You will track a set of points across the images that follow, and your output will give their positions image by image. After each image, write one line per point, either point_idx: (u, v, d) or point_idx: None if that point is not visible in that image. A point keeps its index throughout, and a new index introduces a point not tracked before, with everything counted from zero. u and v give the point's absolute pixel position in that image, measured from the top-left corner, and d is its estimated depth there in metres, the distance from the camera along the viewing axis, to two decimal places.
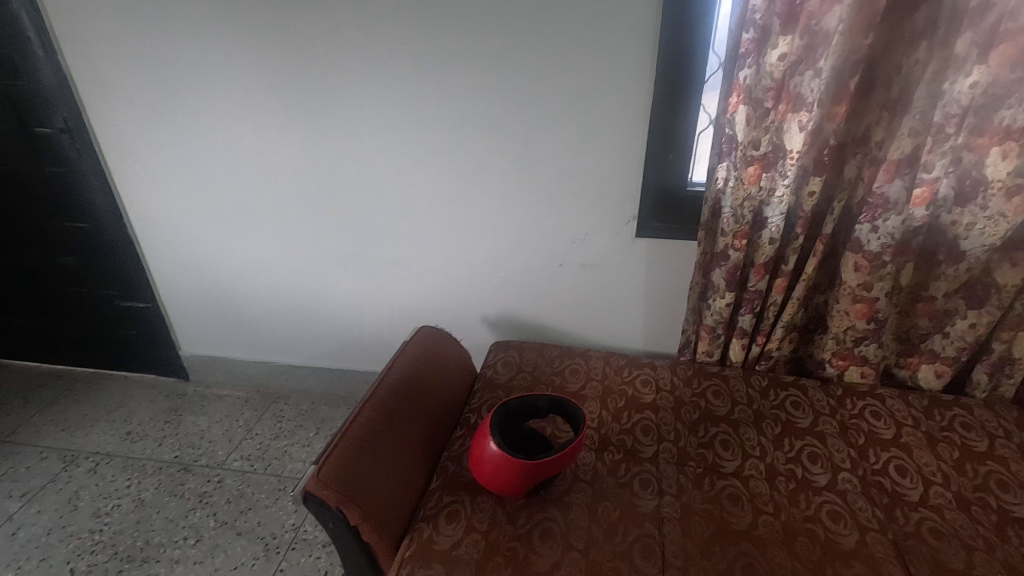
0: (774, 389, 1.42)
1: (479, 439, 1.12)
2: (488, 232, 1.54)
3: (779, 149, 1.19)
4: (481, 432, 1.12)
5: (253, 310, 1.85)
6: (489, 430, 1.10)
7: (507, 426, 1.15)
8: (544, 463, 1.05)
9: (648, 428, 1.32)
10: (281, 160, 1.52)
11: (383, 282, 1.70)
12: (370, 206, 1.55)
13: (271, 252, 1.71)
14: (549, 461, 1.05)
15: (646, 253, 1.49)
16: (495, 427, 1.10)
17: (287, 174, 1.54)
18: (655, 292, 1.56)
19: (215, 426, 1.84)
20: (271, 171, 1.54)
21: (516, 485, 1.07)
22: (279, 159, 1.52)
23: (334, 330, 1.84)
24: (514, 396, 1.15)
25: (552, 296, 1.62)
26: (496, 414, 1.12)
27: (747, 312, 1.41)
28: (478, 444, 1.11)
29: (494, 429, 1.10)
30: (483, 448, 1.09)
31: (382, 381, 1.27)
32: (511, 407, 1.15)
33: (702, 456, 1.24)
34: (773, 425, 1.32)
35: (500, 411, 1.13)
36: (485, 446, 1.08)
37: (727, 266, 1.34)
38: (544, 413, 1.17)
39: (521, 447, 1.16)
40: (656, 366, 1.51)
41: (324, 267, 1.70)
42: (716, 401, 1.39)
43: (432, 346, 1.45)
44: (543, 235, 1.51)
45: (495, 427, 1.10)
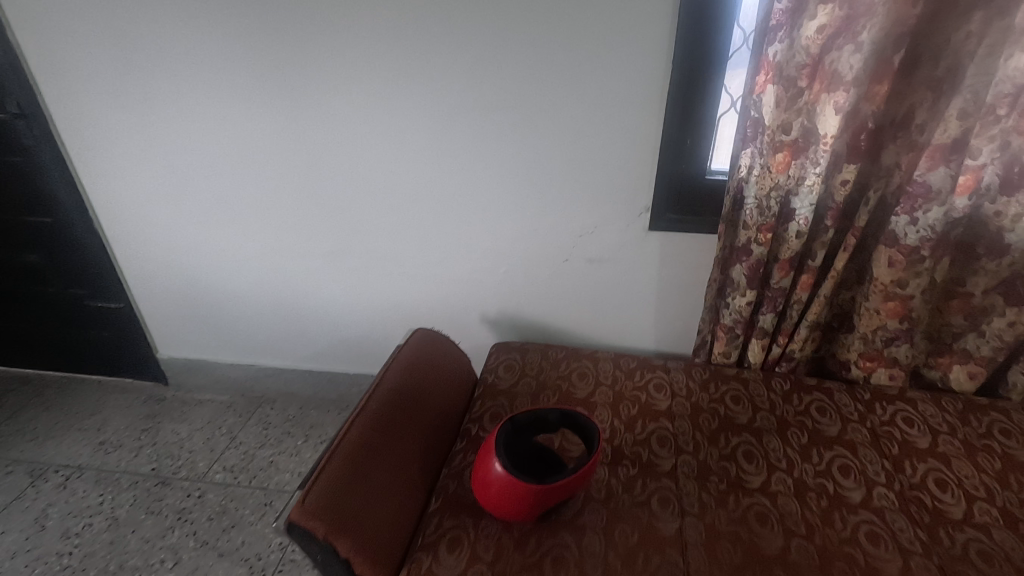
0: (798, 393, 1.33)
1: (482, 461, 1.01)
2: (487, 226, 1.42)
3: (810, 133, 1.08)
4: (484, 453, 1.01)
5: (237, 310, 1.72)
6: (494, 450, 0.99)
7: (513, 444, 1.04)
8: (556, 487, 0.94)
9: (664, 438, 1.22)
10: (261, 148, 1.39)
11: (375, 279, 1.58)
12: (361, 197, 1.43)
13: (254, 248, 1.58)
14: (562, 484, 0.95)
15: (660, 247, 1.38)
16: (501, 448, 0.99)
17: (268, 163, 1.41)
18: (669, 289, 1.45)
19: (196, 434, 1.71)
20: (250, 159, 1.41)
21: (525, 512, 0.97)
22: (258, 147, 1.39)
23: (322, 330, 1.71)
24: (520, 411, 1.04)
25: (558, 294, 1.50)
26: (501, 434, 1.01)
27: (768, 311, 1.31)
28: (481, 466, 1.00)
29: (500, 449, 0.99)
30: (487, 471, 0.98)
31: (373, 392, 1.16)
32: (518, 424, 1.03)
33: (724, 470, 1.14)
34: (798, 434, 1.22)
35: (504, 430, 1.01)
36: (490, 469, 0.97)
37: (749, 261, 1.24)
38: (553, 428, 1.06)
39: (528, 466, 1.05)
40: (670, 368, 1.41)
41: (311, 264, 1.58)
42: (736, 407, 1.29)
43: (428, 350, 1.33)
44: (548, 229, 1.39)
45: (500, 447, 0.99)
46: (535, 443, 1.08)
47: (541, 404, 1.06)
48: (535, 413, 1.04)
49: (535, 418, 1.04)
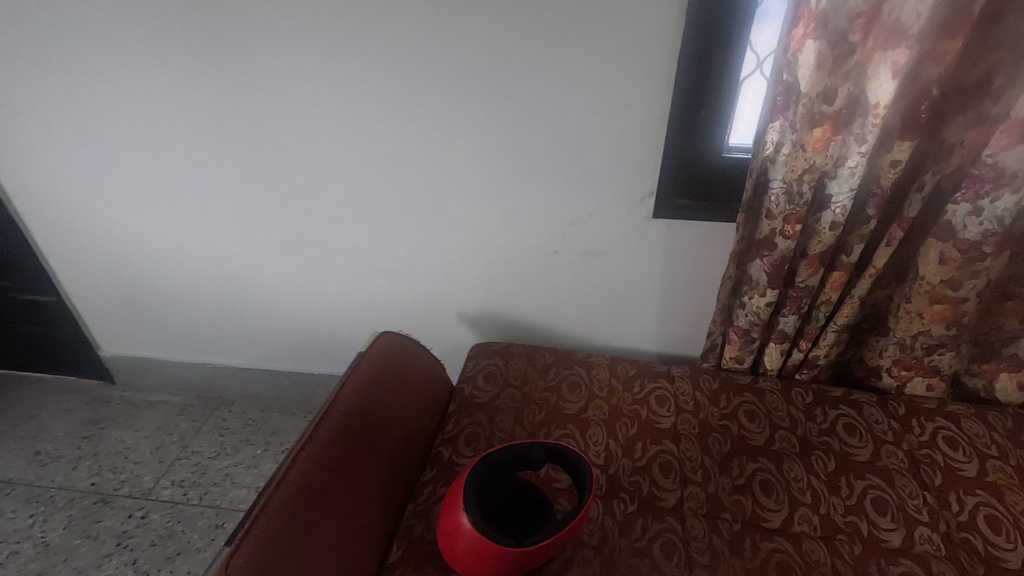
0: (822, 406, 1.15)
1: (449, 513, 0.83)
2: (463, 212, 1.21)
3: (857, 103, 0.87)
4: (451, 502, 0.84)
5: (184, 305, 1.52)
6: (462, 501, 0.81)
7: (486, 488, 0.86)
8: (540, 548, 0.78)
9: (668, 465, 1.04)
10: (191, 121, 1.16)
11: (335, 272, 1.37)
12: (313, 179, 1.21)
13: (195, 237, 1.37)
14: (547, 544, 0.78)
15: (665, 238, 1.17)
16: (472, 498, 0.81)
17: (201, 139, 1.18)
18: (674, 286, 1.25)
19: (143, 443, 1.54)
20: (179, 133, 1.18)
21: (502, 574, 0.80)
22: (187, 120, 1.16)
23: (281, 328, 1.52)
24: (496, 448, 0.86)
25: (545, 291, 1.31)
26: (471, 480, 0.83)
27: (791, 313, 1.13)
28: (448, 519, 0.83)
29: (470, 499, 0.81)
30: (454, 528, 0.81)
31: (323, 418, 0.97)
32: (493, 464, 0.86)
33: (738, 505, 0.98)
34: (824, 459, 1.05)
35: (476, 473, 0.84)
36: (458, 524, 0.80)
37: (772, 258, 1.04)
38: (536, 466, 0.89)
39: (504, 513, 0.88)
40: (674, 376, 1.23)
41: (262, 255, 1.37)
42: (751, 425, 1.11)
43: (393, 359, 1.14)
44: (534, 218, 1.19)
45: (470, 496, 0.81)
46: (515, 482, 0.91)
47: (522, 438, 0.88)
48: (514, 450, 0.86)
49: (514, 456, 0.87)
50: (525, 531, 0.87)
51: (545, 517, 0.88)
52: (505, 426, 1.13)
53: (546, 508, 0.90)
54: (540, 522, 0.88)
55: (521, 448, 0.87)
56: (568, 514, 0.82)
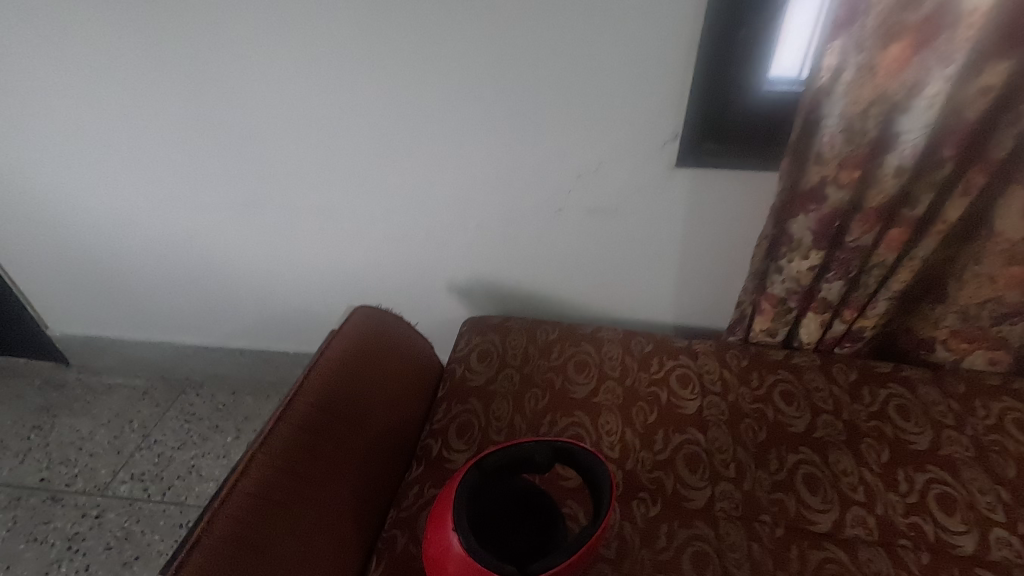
0: (868, 385, 1.00)
1: (434, 534, 0.69)
2: (449, 164, 1.02)
3: (947, 10, 0.68)
4: (438, 521, 0.70)
5: (136, 278, 1.33)
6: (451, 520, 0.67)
7: (478, 499, 0.73)
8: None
9: (695, 458, 0.89)
10: (113, 58, 0.95)
11: (304, 237, 1.19)
12: (268, 128, 1.01)
13: (139, 199, 1.17)
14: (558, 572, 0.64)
15: (688, 193, 0.98)
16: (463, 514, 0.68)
17: (129, 80, 0.98)
18: (698, 250, 1.07)
19: (100, 433, 1.38)
20: (101, 74, 0.97)
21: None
22: (108, 57, 0.95)
23: (248, 303, 1.34)
24: (491, 451, 0.74)
25: (547, 256, 1.13)
26: (462, 490, 0.70)
27: (836, 278, 0.96)
28: (433, 542, 0.69)
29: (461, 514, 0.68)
30: (442, 553, 0.67)
31: (284, 413, 0.81)
32: (487, 469, 0.73)
33: (780, 506, 0.83)
34: (876, 448, 0.90)
35: (467, 481, 0.71)
36: (446, 549, 0.66)
37: (820, 212, 0.88)
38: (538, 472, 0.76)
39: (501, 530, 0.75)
40: (696, 352, 1.07)
41: (219, 218, 1.18)
42: (789, 409, 0.96)
43: (371, 339, 0.97)
44: (534, 169, 1.00)
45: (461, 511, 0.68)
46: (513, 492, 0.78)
47: (522, 439, 0.76)
48: (512, 452, 0.74)
49: (513, 459, 0.74)
50: (526, 552, 0.73)
51: (550, 534, 0.76)
52: (504, 414, 0.98)
53: (551, 522, 0.77)
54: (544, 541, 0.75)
55: (521, 450, 0.74)
56: (581, 533, 0.68)
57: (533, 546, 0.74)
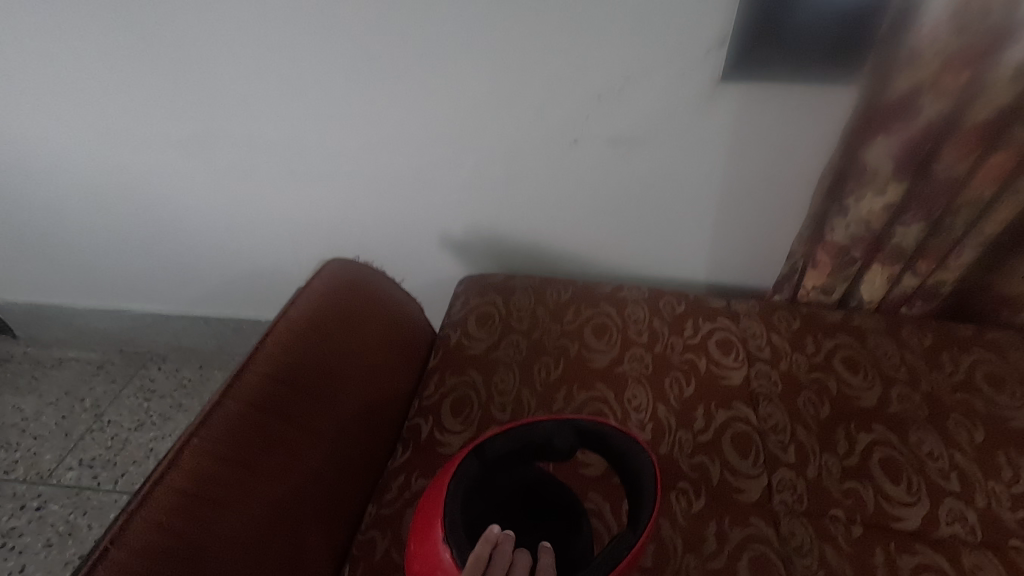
0: (948, 350, 0.82)
1: (418, 548, 0.54)
2: (439, 85, 0.82)
3: None
4: (423, 531, 0.54)
5: (76, 236, 1.13)
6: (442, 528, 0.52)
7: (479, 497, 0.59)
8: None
9: (745, 440, 0.73)
10: None
11: (268, 183, 1.00)
12: (211, 43, 0.81)
13: (61, 136, 0.96)
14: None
15: (736, 118, 0.79)
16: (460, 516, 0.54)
17: None
18: (743, 190, 0.88)
19: (47, 413, 1.21)
20: None
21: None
22: None
23: (209, 264, 1.16)
24: (496, 433, 0.60)
25: (559, 201, 0.95)
26: (458, 484, 0.56)
27: (915, 220, 0.78)
28: (417, 560, 0.53)
29: (457, 516, 0.53)
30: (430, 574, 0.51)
31: (231, 387, 0.64)
32: (490, 457, 0.59)
33: (855, 497, 0.67)
34: (966, 426, 0.73)
35: (465, 471, 0.57)
36: (438, 568, 0.51)
37: (906, 132, 0.70)
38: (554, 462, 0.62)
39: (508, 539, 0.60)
40: (737, 313, 0.90)
41: (164, 159, 0.98)
42: (855, 378, 0.79)
43: (347, 299, 0.79)
44: (544, 89, 0.81)
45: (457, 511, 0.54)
46: (523, 491, 0.63)
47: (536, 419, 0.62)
48: (523, 435, 0.60)
49: (524, 444, 0.60)
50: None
51: (570, 546, 0.60)
52: (509, 387, 0.81)
53: (571, 530, 0.62)
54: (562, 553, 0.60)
55: (535, 433, 0.60)
56: (616, 542, 0.53)
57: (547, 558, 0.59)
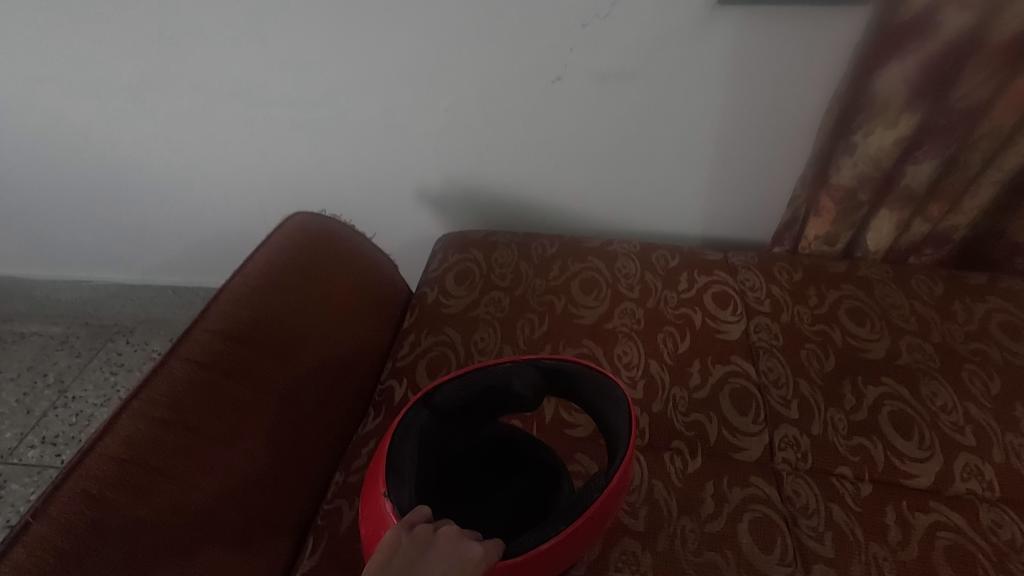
0: (960, 299, 0.77)
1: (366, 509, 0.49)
2: (408, 15, 0.74)
3: None
4: (371, 489, 0.50)
5: (27, 198, 1.05)
6: (384, 480, 0.48)
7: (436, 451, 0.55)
8: (534, 557, 0.44)
9: (745, 395, 0.67)
10: None
11: (228, 136, 0.92)
12: None
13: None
14: (550, 549, 0.45)
15: (734, 45, 0.72)
16: (409, 469, 0.50)
17: None
18: (741, 130, 0.81)
19: (6, 390, 1.15)
20: None
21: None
22: None
23: (174, 227, 1.09)
24: (447, 380, 0.56)
25: (543, 147, 0.88)
26: (407, 432, 0.52)
27: (929, 156, 0.72)
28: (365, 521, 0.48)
29: (404, 467, 0.49)
30: (376, 532, 0.46)
31: (177, 347, 0.58)
32: (441, 405, 0.55)
33: (863, 452, 0.62)
34: (981, 377, 0.68)
35: (413, 420, 0.53)
36: (381, 522, 0.46)
37: (922, 51, 0.63)
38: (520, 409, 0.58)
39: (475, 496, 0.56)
40: (735, 265, 0.83)
41: (112, 107, 0.89)
42: (861, 329, 0.74)
43: (312, 252, 0.73)
44: (524, 14, 0.73)
45: (405, 460, 0.50)
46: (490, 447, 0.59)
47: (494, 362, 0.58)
48: (476, 381, 0.56)
49: (479, 390, 0.56)
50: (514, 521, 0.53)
51: (545, 498, 0.56)
52: (489, 346, 0.75)
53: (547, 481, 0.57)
54: (537, 505, 0.55)
55: (492, 375, 0.56)
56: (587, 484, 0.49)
57: (519, 509, 0.55)
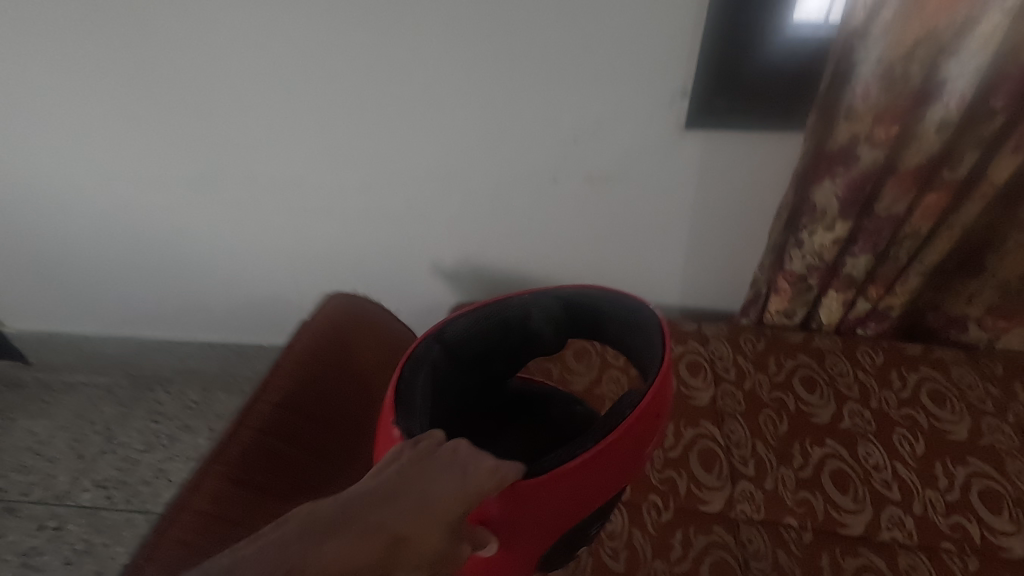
0: (897, 368, 0.91)
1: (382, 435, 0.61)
2: (430, 132, 0.90)
3: None
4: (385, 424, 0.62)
5: (88, 269, 1.20)
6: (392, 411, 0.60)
7: (448, 380, 0.70)
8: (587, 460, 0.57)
9: (711, 455, 0.80)
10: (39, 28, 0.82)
11: (270, 220, 1.07)
12: (217, 96, 0.89)
13: (76, 176, 1.03)
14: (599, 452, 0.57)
15: (699, 157, 0.87)
16: (419, 396, 0.63)
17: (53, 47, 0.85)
18: (708, 221, 0.96)
19: (59, 437, 1.28)
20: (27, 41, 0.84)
21: (508, 541, 0.57)
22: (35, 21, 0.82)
23: (216, 293, 1.23)
24: (457, 318, 0.70)
25: (542, 231, 1.02)
26: (420, 364, 0.66)
27: (863, 251, 0.86)
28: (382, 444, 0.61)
29: (413, 396, 0.62)
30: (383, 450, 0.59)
31: (244, 417, 0.71)
32: (451, 338, 0.70)
33: (807, 504, 0.74)
34: (910, 439, 0.81)
35: (425, 352, 0.68)
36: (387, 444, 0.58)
37: (848, 177, 0.78)
38: (535, 337, 0.75)
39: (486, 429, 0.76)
40: (707, 336, 0.97)
41: (172, 196, 1.05)
42: (811, 397, 0.87)
43: (346, 329, 0.87)
44: (525, 130, 0.88)
45: (421, 382, 0.64)
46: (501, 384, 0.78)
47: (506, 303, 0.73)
48: (498, 309, 0.72)
49: (486, 324, 0.71)
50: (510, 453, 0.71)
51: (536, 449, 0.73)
52: None
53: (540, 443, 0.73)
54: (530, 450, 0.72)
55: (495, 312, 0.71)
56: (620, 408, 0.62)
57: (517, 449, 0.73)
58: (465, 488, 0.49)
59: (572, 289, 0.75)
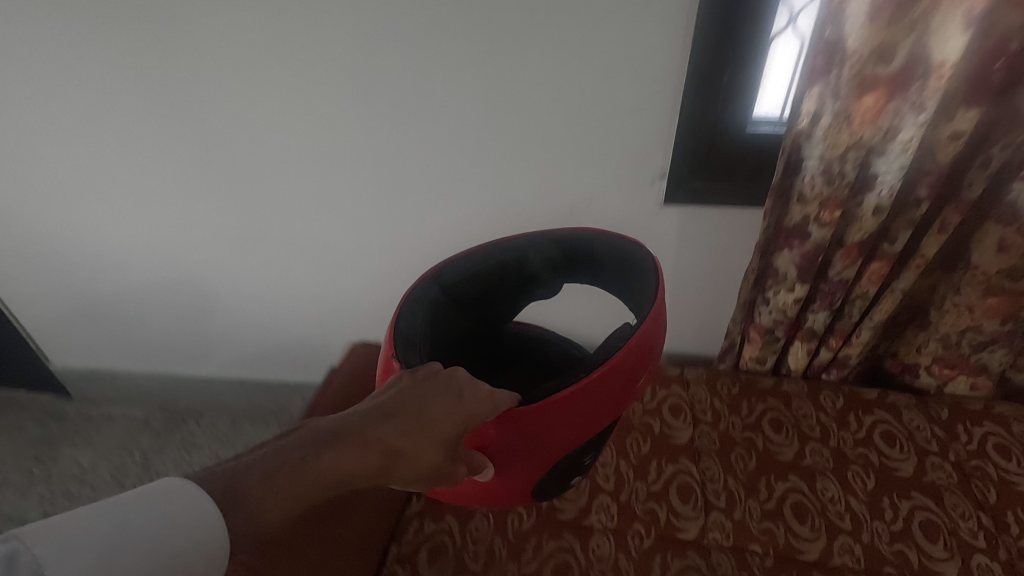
0: (855, 411, 1.02)
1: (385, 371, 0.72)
2: (446, 204, 1.05)
3: (915, 64, 0.71)
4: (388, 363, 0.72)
5: (135, 314, 1.33)
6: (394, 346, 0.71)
7: (444, 318, 0.82)
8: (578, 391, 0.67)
9: (688, 488, 0.92)
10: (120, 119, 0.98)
11: (302, 274, 1.21)
12: (264, 173, 1.04)
13: (135, 236, 1.17)
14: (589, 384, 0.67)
15: (679, 226, 1.01)
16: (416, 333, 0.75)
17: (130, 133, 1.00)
18: (688, 278, 1.09)
19: (101, 465, 1.41)
20: (108, 130, 0.99)
21: (499, 468, 0.70)
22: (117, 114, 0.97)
23: (248, 336, 1.36)
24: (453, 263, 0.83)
25: None
26: (417, 305, 0.79)
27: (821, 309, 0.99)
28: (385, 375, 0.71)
29: (412, 335, 0.74)
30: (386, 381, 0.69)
31: None
32: (447, 279, 0.83)
33: (770, 533, 0.86)
34: (862, 475, 0.93)
35: (425, 293, 0.81)
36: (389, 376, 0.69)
37: (802, 249, 0.91)
38: (535, 277, 0.86)
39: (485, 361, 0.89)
40: (688, 380, 1.09)
41: (217, 253, 1.19)
42: (778, 437, 0.99)
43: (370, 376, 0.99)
44: (528, 203, 1.02)
45: (420, 321, 0.76)
46: (501, 321, 0.91)
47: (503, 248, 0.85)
48: (497, 253, 0.84)
49: (480, 265, 0.84)
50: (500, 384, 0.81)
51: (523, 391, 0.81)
52: None
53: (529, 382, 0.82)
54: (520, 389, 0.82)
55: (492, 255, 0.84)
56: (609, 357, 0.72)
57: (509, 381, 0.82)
58: (457, 409, 0.60)
59: (566, 232, 0.85)
